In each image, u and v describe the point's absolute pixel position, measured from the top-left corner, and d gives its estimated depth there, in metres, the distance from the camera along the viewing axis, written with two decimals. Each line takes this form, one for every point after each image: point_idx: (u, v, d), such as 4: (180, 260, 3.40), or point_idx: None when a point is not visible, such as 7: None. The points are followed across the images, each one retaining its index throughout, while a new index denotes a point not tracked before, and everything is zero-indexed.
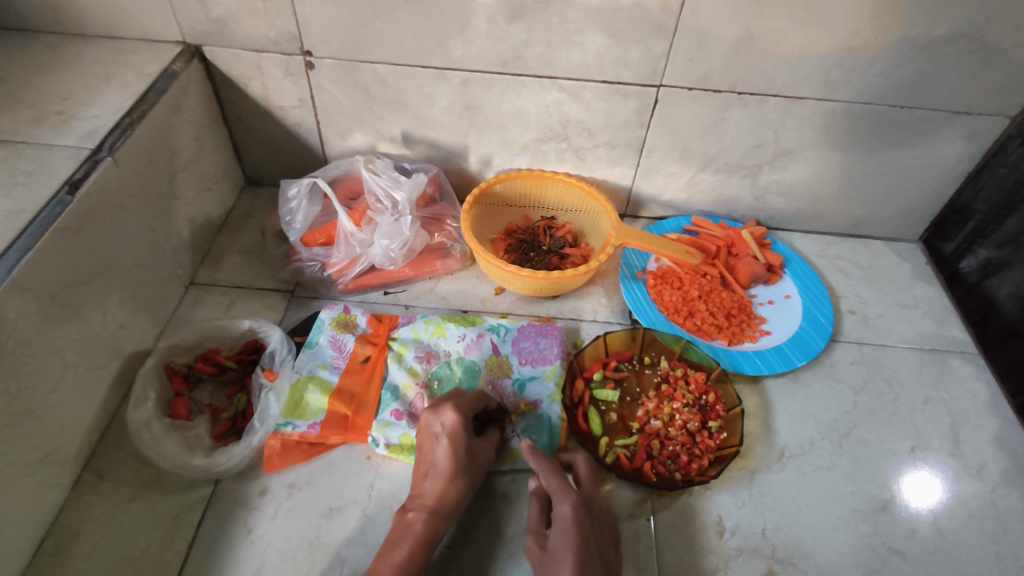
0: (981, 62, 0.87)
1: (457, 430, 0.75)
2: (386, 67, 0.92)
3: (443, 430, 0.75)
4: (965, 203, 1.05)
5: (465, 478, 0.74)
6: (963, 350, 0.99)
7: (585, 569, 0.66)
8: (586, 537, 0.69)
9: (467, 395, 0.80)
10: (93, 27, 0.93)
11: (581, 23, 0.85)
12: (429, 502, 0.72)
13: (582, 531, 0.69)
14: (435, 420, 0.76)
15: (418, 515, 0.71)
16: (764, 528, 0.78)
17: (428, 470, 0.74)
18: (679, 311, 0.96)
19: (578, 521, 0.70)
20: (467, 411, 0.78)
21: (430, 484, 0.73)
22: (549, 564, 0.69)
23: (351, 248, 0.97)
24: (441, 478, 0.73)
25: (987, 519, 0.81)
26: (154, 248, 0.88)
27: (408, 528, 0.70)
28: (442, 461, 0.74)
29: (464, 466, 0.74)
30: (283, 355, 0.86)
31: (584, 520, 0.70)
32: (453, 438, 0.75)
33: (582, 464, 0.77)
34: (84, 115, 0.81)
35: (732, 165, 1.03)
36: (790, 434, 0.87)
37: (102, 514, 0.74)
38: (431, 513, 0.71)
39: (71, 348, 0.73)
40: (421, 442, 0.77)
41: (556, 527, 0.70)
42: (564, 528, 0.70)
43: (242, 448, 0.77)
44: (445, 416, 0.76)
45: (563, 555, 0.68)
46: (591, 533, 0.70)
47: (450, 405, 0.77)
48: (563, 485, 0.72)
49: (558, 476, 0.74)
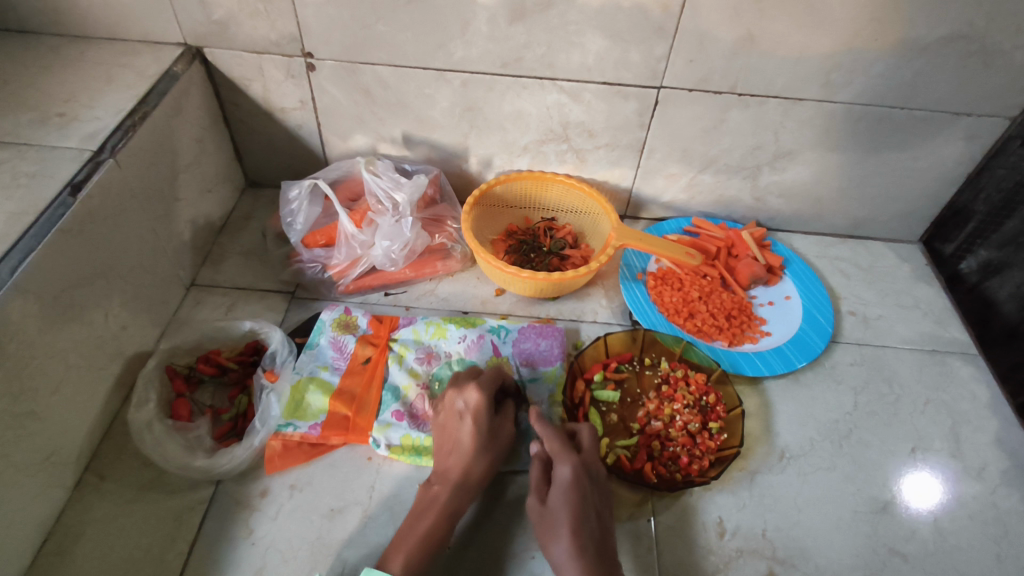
0: (981, 64, 0.87)
1: (480, 408, 0.77)
2: (387, 68, 0.93)
3: (466, 409, 0.77)
4: (965, 205, 1.05)
5: (487, 456, 0.76)
6: (964, 351, 1.00)
7: (581, 534, 0.68)
8: (584, 502, 0.70)
9: (488, 372, 0.81)
10: (95, 29, 0.93)
11: (582, 25, 0.86)
12: (453, 476, 0.74)
13: (579, 495, 0.70)
14: (457, 398, 0.78)
15: (443, 489, 0.73)
16: (764, 529, 0.78)
17: (452, 447, 0.76)
18: (680, 312, 0.96)
19: (576, 484, 0.71)
20: (490, 390, 0.79)
21: (454, 460, 0.75)
22: (548, 524, 0.71)
23: (352, 249, 0.97)
24: (464, 455, 0.75)
25: (988, 520, 0.81)
26: (155, 249, 0.88)
27: (433, 501, 0.73)
28: (465, 439, 0.75)
29: (486, 443, 0.76)
30: (284, 355, 0.86)
31: (583, 484, 0.71)
32: (476, 417, 0.76)
33: (585, 433, 0.76)
34: (86, 117, 0.81)
35: (732, 166, 1.03)
36: (791, 435, 0.87)
37: (103, 515, 0.74)
38: (455, 488, 0.73)
39: (73, 350, 0.73)
40: (441, 421, 0.78)
41: (555, 489, 0.72)
42: (561, 490, 0.71)
43: (243, 449, 0.77)
44: (468, 394, 0.78)
45: (561, 517, 0.69)
46: (589, 498, 0.71)
47: (473, 385, 0.78)
48: (563, 448, 0.73)
49: (560, 440, 0.75)
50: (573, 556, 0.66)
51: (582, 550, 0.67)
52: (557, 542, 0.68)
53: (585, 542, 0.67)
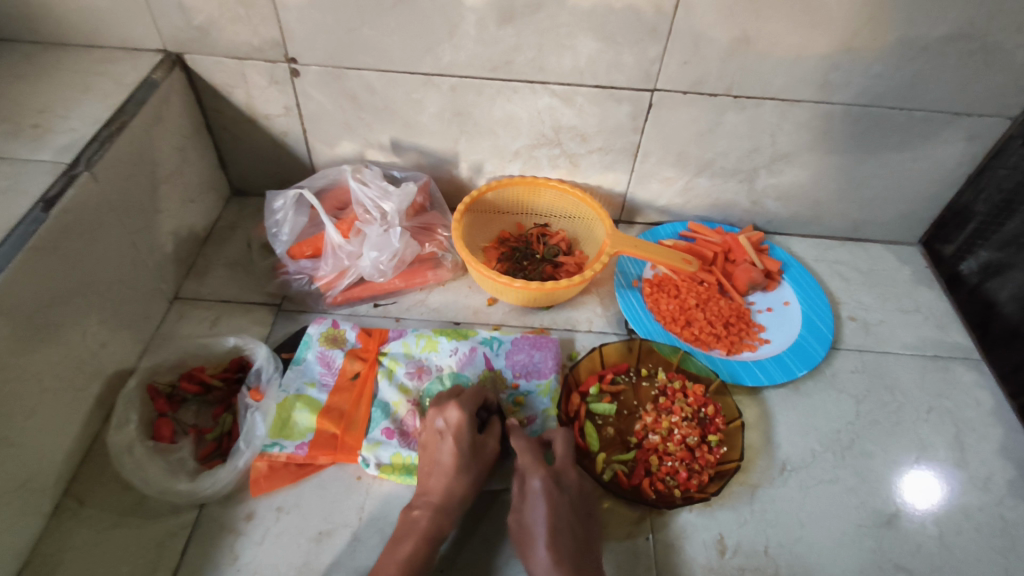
0: (982, 63, 0.85)
1: (462, 428, 0.75)
2: (373, 73, 0.90)
3: (446, 427, 0.75)
4: (965, 205, 1.03)
5: (471, 476, 0.73)
6: (966, 356, 0.98)
7: (558, 545, 0.67)
8: (559, 512, 0.69)
9: (470, 390, 0.80)
10: (70, 36, 0.90)
11: (573, 27, 0.83)
12: (434, 499, 0.72)
13: (553, 504, 0.70)
14: (439, 419, 0.76)
15: (423, 513, 0.71)
16: (766, 546, 0.76)
17: (433, 468, 0.74)
18: (677, 321, 0.94)
19: (549, 495, 0.70)
20: (471, 409, 0.77)
21: (435, 482, 0.73)
22: (525, 537, 0.70)
23: (339, 260, 0.94)
24: (446, 475, 0.73)
25: (994, 533, 0.79)
26: (136, 263, 0.85)
27: (413, 525, 0.71)
28: (446, 458, 0.73)
29: (469, 464, 0.74)
30: (270, 372, 0.83)
31: (557, 496, 0.71)
32: (457, 436, 0.74)
33: (558, 440, 0.75)
34: (60, 128, 0.78)
35: (728, 169, 1.01)
36: (792, 447, 0.85)
37: (83, 542, 0.71)
38: (436, 511, 0.71)
39: (48, 371, 0.70)
40: (426, 440, 0.76)
41: (528, 502, 0.71)
42: (535, 503, 0.71)
43: (228, 471, 0.75)
44: (449, 414, 0.76)
45: (537, 529, 0.69)
46: (564, 508, 0.70)
47: (454, 403, 0.76)
48: (534, 460, 0.73)
49: (532, 450, 0.74)
50: (552, 566, 0.66)
51: (560, 560, 0.66)
52: (535, 553, 0.68)
53: (563, 550, 0.67)
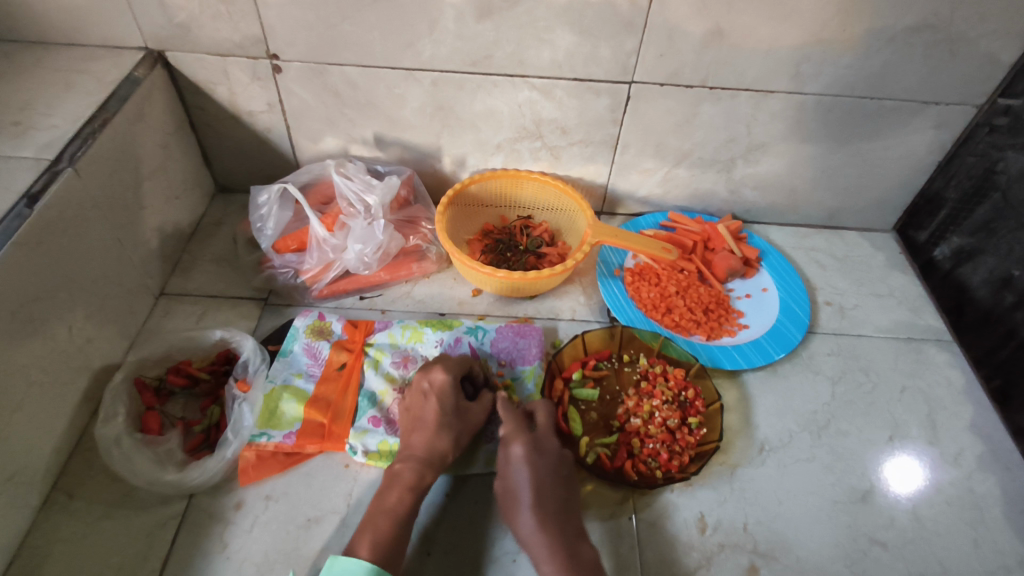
0: (947, 53, 0.88)
1: (446, 389, 0.78)
2: (355, 68, 0.91)
3: (431, 388, 0.78)
4: (937, 192, 1.06)
5: (452, 433, 0.75)
6: (938, 338, 1.00)
7: (544, 506, 0.70)
8: (540, 474, 0.72)
9: (456, 360, 0.83)
10: (51, 34, 0.90)
11: (550, 21, 0.85)
12: (417, 453, 0.74)
13: (535, 469, 0.72)
14: (425, 382, 0.79)
15: (406, 465, 0.73)
16: (745, 523, 0.78)
17: (416, 426, 0.76)
18: (657, 308, 0.96)
19: (530, 459, 0.73)
20: (458, 372, 0.80)
21: (418, 439, 0.75)
22: (511, 502, 0.71)
23: (324, 253, 0.96)
24: (428, 431, 0.75)
25: (965, 506, 0.82)
26: (120, 259, 0.85)
27: (395, 477, 0.72)
28: (430, 415, 0.76)
29: (450, 420, 0.76)
30: (257, 364, 0.84)
31: (537, 458, 0.73)
32: (440, 396, 0.77)
33: (540, 411, 0.78)
34: (43, 125, 0.79)
35: (706, 160, 1.03)
36: (770, 428, 0.87)
37: (72, 534, 0.72)
38: (420, 463, 0.73)
39: (35, 365, 0.71)
40: (411, 403, 0.78)
41: (510, 466, 0.73)
42: (518, 467, 0.73)
43: (215, 462, 0.76)
44: (433, 375, 0.79)
45: (522, 493, 0.71)
46: (546, 470, 0.73)
47: (440, 367, 0.80)
48: (516, 428, 0.76)
49: (517, 419, 0.77)
50: (536, 525, 0.68)
51: (545, 519, 0.69)
52: (519, 517, 0.70)
53: (546, 509, 0.70)
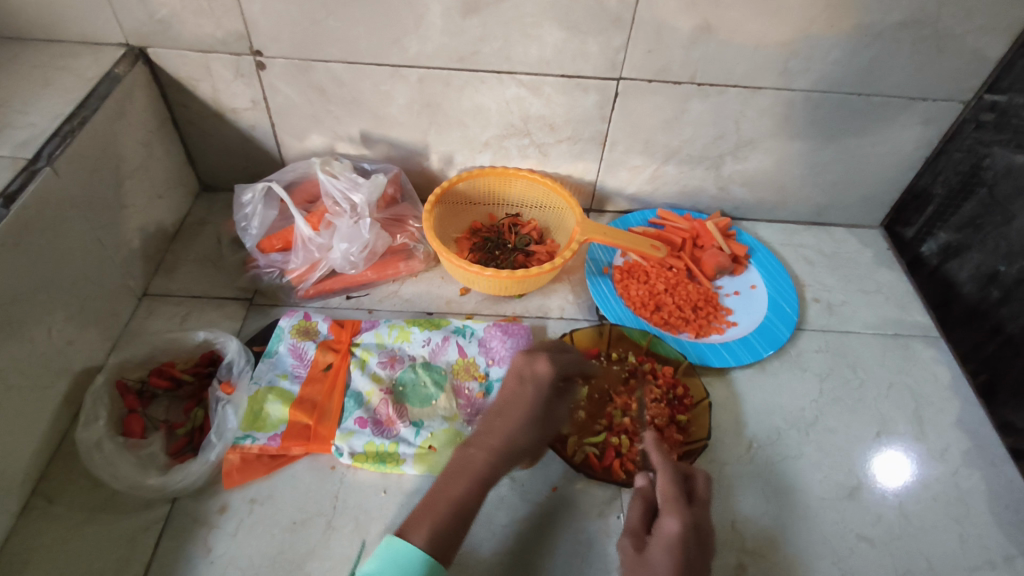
0: (935, 49, 0.88)
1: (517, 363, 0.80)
2: (340, 65, 0.90)
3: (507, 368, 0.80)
4: (924, 188, 1.06)
5: (523, 417, 0.74)
6: (926, 334, 1.01)
7: None
8: (688, 561, 0.63)
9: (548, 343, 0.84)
10: (29, 30, 0.88)
11: (538, 17, 0.84)
12: (493, 442, 0.72)
13: (685, 553, 0.63)
14: (528, 366, 0.78)
15: None
16: (734, 521, 0.78)
17: (500, 412, 0.75)
18: (646, 306, 0.96)
19: (683, 538, 0.64)
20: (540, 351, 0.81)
21: (499, 426, 0.73)
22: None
23: (310, 253, 0.95)
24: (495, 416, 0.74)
25: (951, 501, 0.82)
26: (101, 259, 0.84)
27: None
28: (502, 401, 0.76)
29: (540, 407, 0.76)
30: (241, 365, 0.84)
31: (690, 540, 0.64)
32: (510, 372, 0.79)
33: (700, 478, 0.71)
34: (20, 123, 0.77)
35: (695, 156, 1.03)
36: (758, 425, 0.87)
37: (52, 540, 0.71)
38: None
39: (13, 368, 0.69)
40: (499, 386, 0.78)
41: (657, 541, 0.65)
42: (660, 543, 0.64)
43: (199, 464, 0.75)
44: (539, 363, 0.78)
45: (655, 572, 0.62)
46: (693, 558, 0.64)
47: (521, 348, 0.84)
48: (677, 499, 0.67)
49: (676, 484, 0.69)
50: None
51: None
52: None
53: None
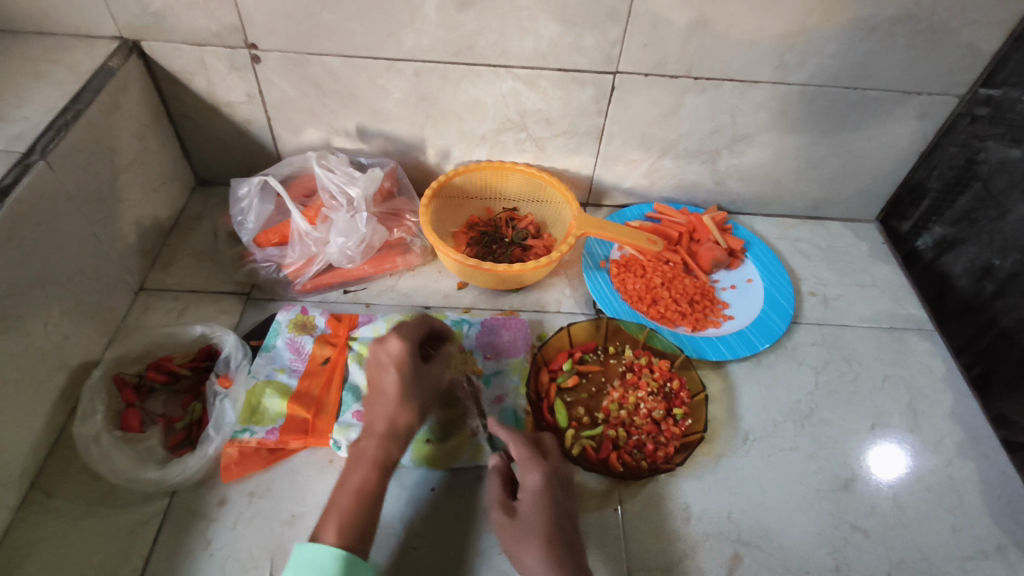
0: (929, 43, 0.88)
1: (403, 358, 0.77)
2: (335, 58, 0.90)
3: (389, 359, 0.78)
4: (919, 182, 1.06)
5: (415, 407, 0.76)
6: (921, 327, 1.01)
7: (557, 540, 0.66)
8: (555, 508, 0.69)
9: (412, 326, 0.82)
10: (21, 23, 0.88)
11: (533, 10, 0.84)
12: (378, 428, 0.74)
13: (548, 503, 0.69)
14: (383, 351, 0.78)
15: (370, 442, 0.73)
16: (730, 512, 0.79)
17: (377, 400, 0.76)
18: (643, 299, 0.96)
19: (546, 491, 0.69)
20: (414, 338, 0.80)
21: (381, 412, 0.75)
22: (519, 534, 0.68)
23: (306, 247, 0.94)
24: (390, 403, 0.75)
25: (945, 492, 0.83)
26: (97, 254, 0.84)
27: (360, 455, 0.72)
28: (432, 388, 0.78)
29: (412, 393, 0.76)
30: (238, 359, 0.83)
31: (553, 489, 0.70)
32: (399, 366, 0.77)
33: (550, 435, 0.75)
34: (13, 117, 0.77)
35: (691, 150, 1.03)
36: (754, 418, 0.88)
37: (51, 534, 0.71)
38: (382, 439, 0.73)
39: (9, 363, 0.69)
40: (418, 374, 0.78)
41: (525, 498, 0.70)
42: (530, 498, 0.69)
43: (197, 459, 0.75)
44: (392, 346, 0.78)
45: (535, 526, 0.67)
46: (556, 505, 0.69)
47: (396, 334, 0.79)
48: (532, 455, 0.72)
49: (525, 443, 0.73)
50: (544, 564, 0.64)
51: (556, 560, 0.64)
52: (527, 554, 0.66)
53: (558, 547, 0.65)
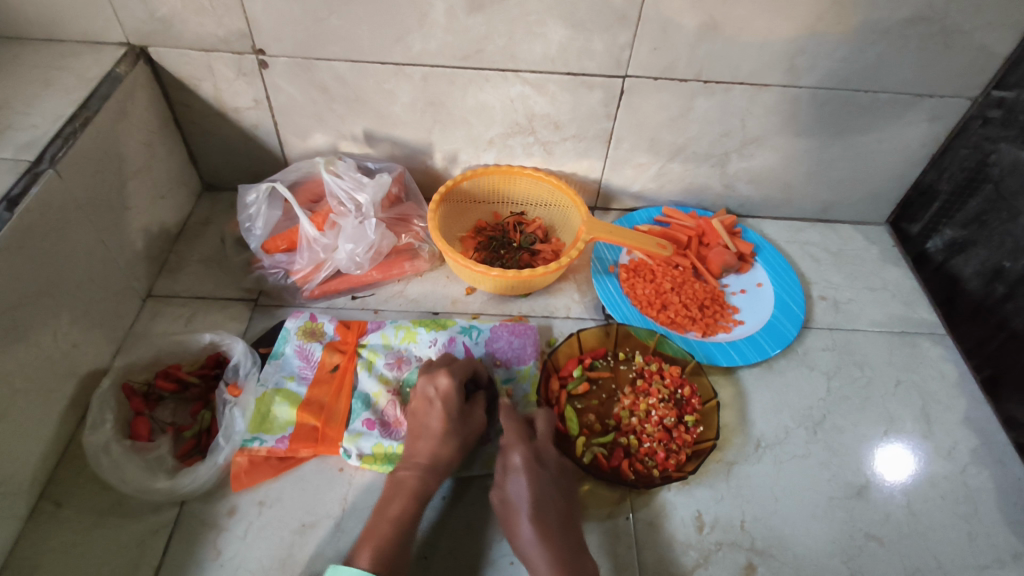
0: (942, 45, 0.87)
1: (451, 394, 0.77)
2: (344, 63, 0.89)
3: (437, 394, 0.77)
4: (930, 184, 1.05)
5: (457, 440, 0.75)
6: (932, 331, 1.01)
7: (543, 516, 0.70)
8: (542, 485, 0.72)
9: (461, 363, 0.81)
10: (28, 30, 0.87)
11: (543, 15, 0.83)
12: (423, 461, 0.73)
13: (535, 478, 0.72)
14: (429, 385, 0.77)
15: (411, 472, 0.73)
16: (742, 521, 0.78)
17: (421, 432, 0.75)
18: (653, 305, 0.95)
19: (530, 470, 0.72)
20: (461, 376, 0.79)
21: (423, 445, 0.74)
22: (510, 512, 0.71)
23: (315, 253, 0.94)
24: (434, 439, 0.74)
25: (959, 499, 0.82)
26: (105, 261, 0.83)
27: (400, 485, 0.72)
28: (474, 422, 0.78)
29: (456, 430, 0.75)
30: (248, 367, 0.83)
31: (537, 470, 0.73)
32: (446, 403, 0.76)
33: (540, 419, 0.77)
34: (21, 124, 0.76)
35: (700, 154, 1.02)
36: (766, 424, 0.87)
37: (61, 545, 0.71)
38: (424, 472, 0.73)
39: (19, 373, 0.69)
40: (466, 416, 0.77)
41: (511, 476, 0.73)
42: (517, 477, 0.73)
43: (207, 468, 0.75)
44: (439, 380, 0.77)
45: (521, 502, 0.71)
46: (544, 480, 0.73)
47: (445, 371, 0.78)
48: (516, 436, 0.75)
49: (516, 429, 0.76)
50: (536, 537, 0.68)
51: (545, 531, 0.68)
52: (518, 527, 0.70)
53: (547, 522, 0.69)
